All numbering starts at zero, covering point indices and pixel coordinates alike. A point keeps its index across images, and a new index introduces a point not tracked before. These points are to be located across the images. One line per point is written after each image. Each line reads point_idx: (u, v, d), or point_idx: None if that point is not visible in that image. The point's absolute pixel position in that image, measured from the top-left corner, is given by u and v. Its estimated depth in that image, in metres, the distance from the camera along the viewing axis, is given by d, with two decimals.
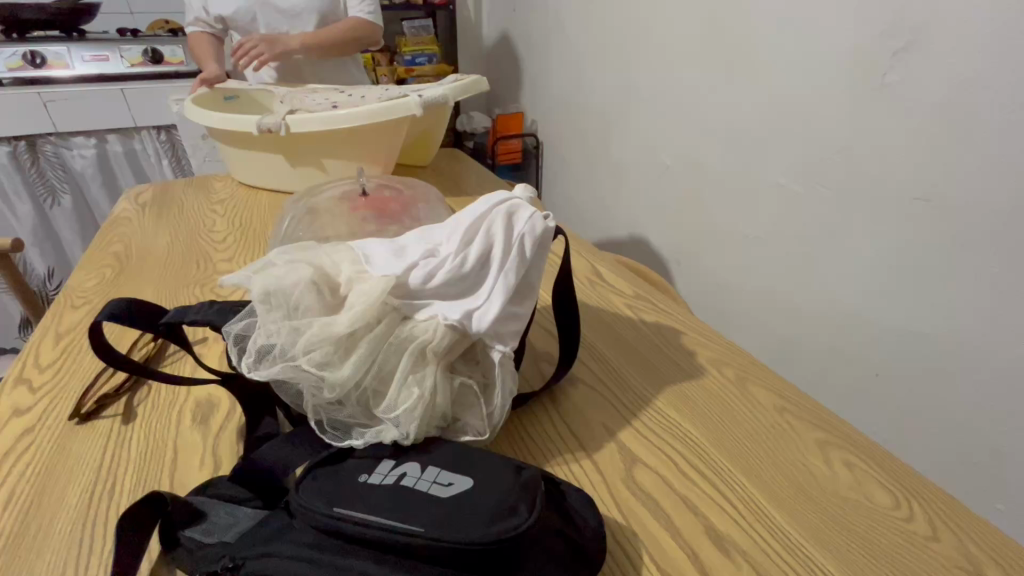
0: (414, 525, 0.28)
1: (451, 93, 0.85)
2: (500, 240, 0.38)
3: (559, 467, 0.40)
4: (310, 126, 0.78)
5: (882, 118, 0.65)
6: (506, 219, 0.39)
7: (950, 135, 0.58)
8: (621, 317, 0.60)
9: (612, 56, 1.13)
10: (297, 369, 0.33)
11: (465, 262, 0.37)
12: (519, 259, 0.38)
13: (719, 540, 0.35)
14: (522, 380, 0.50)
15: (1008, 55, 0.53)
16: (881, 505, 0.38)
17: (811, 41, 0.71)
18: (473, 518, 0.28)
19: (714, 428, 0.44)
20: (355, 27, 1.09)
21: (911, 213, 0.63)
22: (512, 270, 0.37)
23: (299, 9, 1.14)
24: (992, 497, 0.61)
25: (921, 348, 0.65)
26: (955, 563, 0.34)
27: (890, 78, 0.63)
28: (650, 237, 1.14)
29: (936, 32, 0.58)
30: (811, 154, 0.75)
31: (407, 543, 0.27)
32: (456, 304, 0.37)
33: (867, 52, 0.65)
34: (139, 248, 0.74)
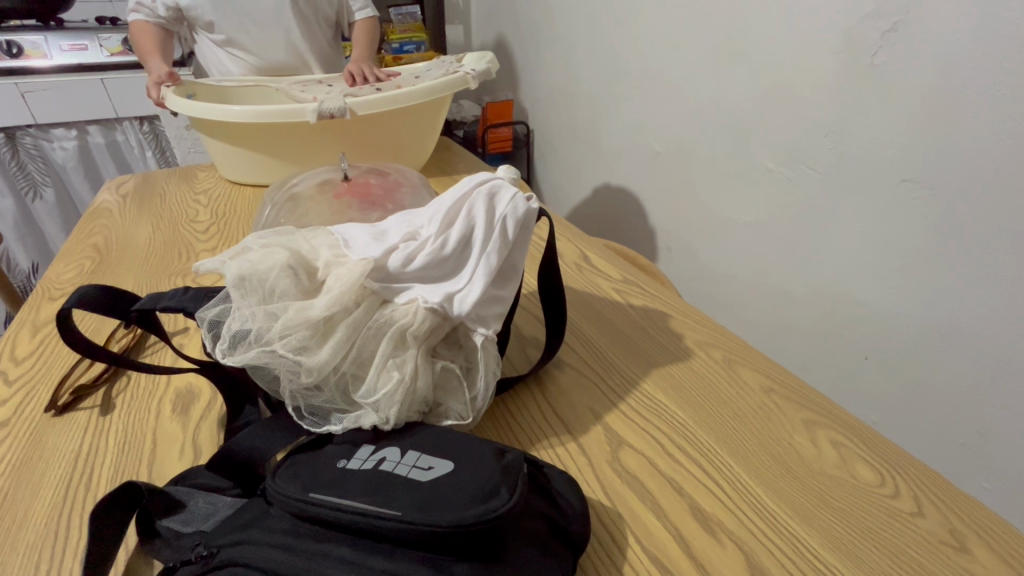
0: (388, 505, 0.27)
1: (493, 67, 0.88)
2: (482, 221, 0.37)
3: (544, 451, 0.40)
4: (375, 108, 0.77)
5: (872, 97, 0.64)
6: (487, 201, 0.38)
7: (939, 116, 0.58)
8: (609, 302, 0.59)
9: (601, 37, 1.12)
10: (274, 355, 0.33)
11: (445, 245, 0.36)
12: (501, 241, 0.37)
13: (705, 520, 0.35)
14: (508, 364, 0.49)
15: (995, 36, 0.52)
16: (868, 482, 0.37)
17: (800, 21, 0.70)
18: (449, 500, 0.28)
19: (700, 409, 0.44)
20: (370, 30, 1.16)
21: (900, 194, 0.63)
22: (492, 253, 0.37)
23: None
24: (980, 476, 0.61)
25: (910, 329, 0.65)
26: (943, 540, 0.33)
27: (879, 58, 0.62)
28: (642, 222, 1.13)
29: (923, 11, 0.57)
30: (800, 136, 0.74)
31: (379, 525, 0.27)
32: (435, 287, 0.37)
33: (854, 33, 0.64)
34: (120, 238, 0.74)
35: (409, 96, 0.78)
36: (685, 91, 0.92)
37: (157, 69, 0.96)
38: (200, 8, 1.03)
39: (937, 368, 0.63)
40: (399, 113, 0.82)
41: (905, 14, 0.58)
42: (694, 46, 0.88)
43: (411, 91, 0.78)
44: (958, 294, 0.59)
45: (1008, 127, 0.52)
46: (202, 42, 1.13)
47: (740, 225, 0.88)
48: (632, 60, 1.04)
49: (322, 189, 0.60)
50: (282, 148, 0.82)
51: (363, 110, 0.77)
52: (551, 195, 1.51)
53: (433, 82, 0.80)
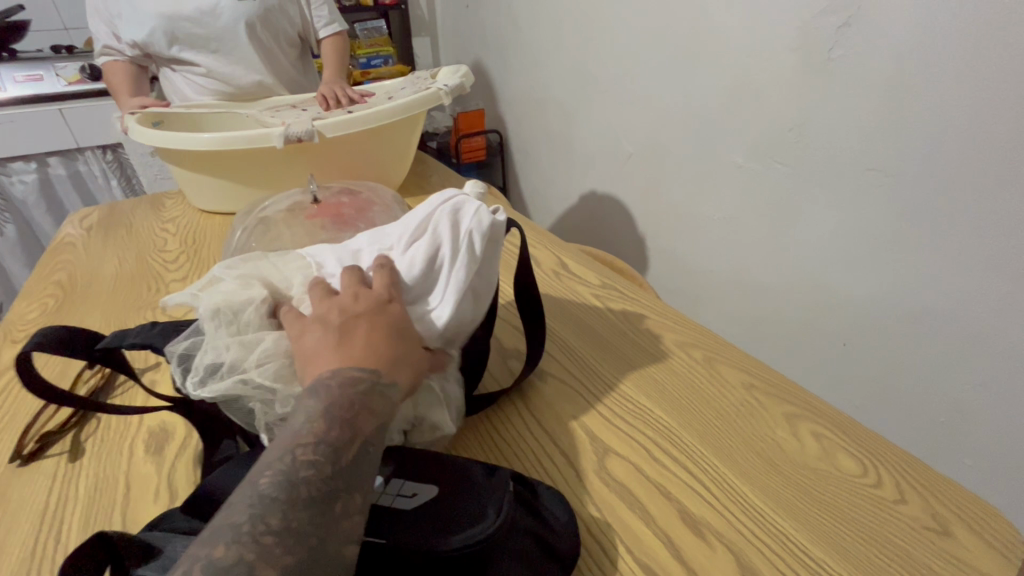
0: (302, 435, 0.27)
1: (466, 81, 0.89)
2: (448, 239, 0.36)
3: (530, 466, 0.39)
4: (349, 128, 0.76)
5: (832, 90, 0.65)
6: (450, 220, 0.37)
7: (895, 104, 0.59)
8: (589, 308, 0.59)
9: (565, 42, 1.13)
10: (249, 382, 0.32)
11: (414, 267, 0.36)
12: (467, 260, 0.36)
13: (693, 523, 0.34)
14: (489, 378, 0.49)
15: (944, 22, 0.54)
16: (850, 473, 0.38)
17: (757, 18, 0.72)
18: (362, 439, 0.28)
19: (683, 410, 0.44)
20: (337, 46, 1.15)
21: (865, 183, 0.64)
22: (460, 271, 0.36)
23: (228, 14, 1.03)
24: (959, 453, 0.62)
25: (882, 315, 0.66)
26: (926, 525, 0.34)
27: (836, 52, 0.64)
28: (619, 224, 1.14)
29: (874, 6, 0.59)
30: (765, 132, 0.75)
31: (294, 461, 0.25)
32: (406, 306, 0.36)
33: (811, 28, 0.65)
34: (84, 273, 0.72)
35: (383, 114, 0.78)
36: (652, 92, 0.93)
37: (131, 103, 0.95)
38: (158, 41, 1.03)
39: (911, 352, 0.64)
40: (375, 133, 0.81)
41: (859, 8, 0.60)
42: (658, 47, 0.89)
43: (384, 109, 0.78)
44: (926, 277, 0.61)
45: (962, 113, 0.54)
46: (167, 76, 1.12)
47: (714, 220, 0.88)
48: (598, 65, 1.05)
49: (292, 211, 0.59)
50: (250, 173, 0.80)
51: (333, 131, 0.76)
52: (528, 202, 1.52)
53: (406, 100, 0.80)
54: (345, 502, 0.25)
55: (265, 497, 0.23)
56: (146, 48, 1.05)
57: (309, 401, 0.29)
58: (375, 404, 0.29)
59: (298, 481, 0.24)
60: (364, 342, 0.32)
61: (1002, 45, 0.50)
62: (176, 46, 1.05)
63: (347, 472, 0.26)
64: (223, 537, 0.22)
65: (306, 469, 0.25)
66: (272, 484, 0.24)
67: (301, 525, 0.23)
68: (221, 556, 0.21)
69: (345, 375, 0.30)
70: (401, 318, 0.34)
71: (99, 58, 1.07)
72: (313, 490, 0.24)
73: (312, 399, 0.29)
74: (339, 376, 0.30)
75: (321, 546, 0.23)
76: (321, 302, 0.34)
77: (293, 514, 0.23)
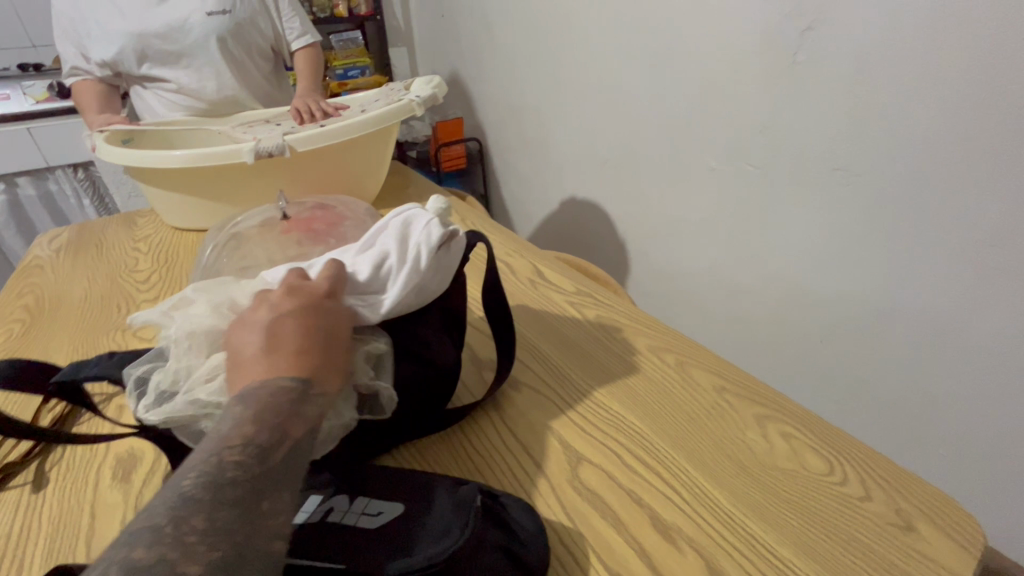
0: (229, 439, 0.26)
1: (439, 91, 0.89)
2: (397, 250, 0.39)
3: (502, 478, 0.39)
4: (320, 141, 0.76)
5: (797, 93, 0.67)
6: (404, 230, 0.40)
7: (857, 108, 0.61)
8: (563, 316, 0.59)
9: (540, 50, 1.14)
10: (197, 401, 0.31)
11: (361, 271, 0.38)
12: (413, 264, 0.38)
13: (664, 529, 0.35)
14: (464, 389, 0.49)
15: (899, 30, 0.55)
16: (817, 472, 0.38)
17: (724, 23, 0.73)
18: (291, 443, 0.27)
19: (654, 416, 0.44)
20: (311, 58, 1.13)
21: (833, 183, 0.66)
22: (401, 272, 0.37)
23: (197, 29, 1.02)
24: (932, 443, 0.64)
25: (850, 311, 0.68)
26: (889, 521, 0.35)
27: (800, 56, 0.65)
28: (598, 228, 1.15)
29: (835, 10, 0.60)
30: (735, 135, 0.76)
31: (220, 462, 0.24)
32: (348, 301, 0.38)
33: (776, 33, 0.67)
34: (52, 296, 0.70)
35: (355, 127, 0.78)
36: (625, 98, 0.94)
37: (99, 121, 0.94)
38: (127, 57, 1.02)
39: (880, 349, 0.66)
40: (347, 146, 0.81)
41: (820, 14, 0.62)
42: (630, 53, 0.90)
43: (356, 122, 0.78)
44: (892, 274, 0.62)
45: (921, 114, 0.56)
46: (139, 94, 1.11)
47: (689, 223, 0.90)
48: (572, 72, 1.06)
49: (263, 228, 0.59)
50: (222, 189, 0.80)
51: (304, 145, 0.76)
52: (508, 209, 1.52)
53: (379, 111, 0.80)
54: (274, 501, 0.24)
55: (188, 498, 0.22)
56: (116, 67, 1.05)
57: (237, 407, 0.28)
58: (306, 409, 0.29)
59: (225, 481, 0.24)
60: (297, 346, 0.32)
61: (954, 52, 0.52)
62: (146, 65, 1.05)
63: (276, 474, 0.25)
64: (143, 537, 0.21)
65: (234, 469, 0.24)
66: (196, 485, 0.23)
67: (228, 523, 0.22)
68: (140, 557, 0.20)
69: (276, 382, 0.30)
70: (336, 323, 0.34)
71: (68, 78, 1.06)
72: (240, 490, 0.24)
73: (239, 406, 0.28)
74: (271, 380, 0.30)
75: (250, 541, 0.22)
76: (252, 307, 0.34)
77: (219, 513, 0.22)
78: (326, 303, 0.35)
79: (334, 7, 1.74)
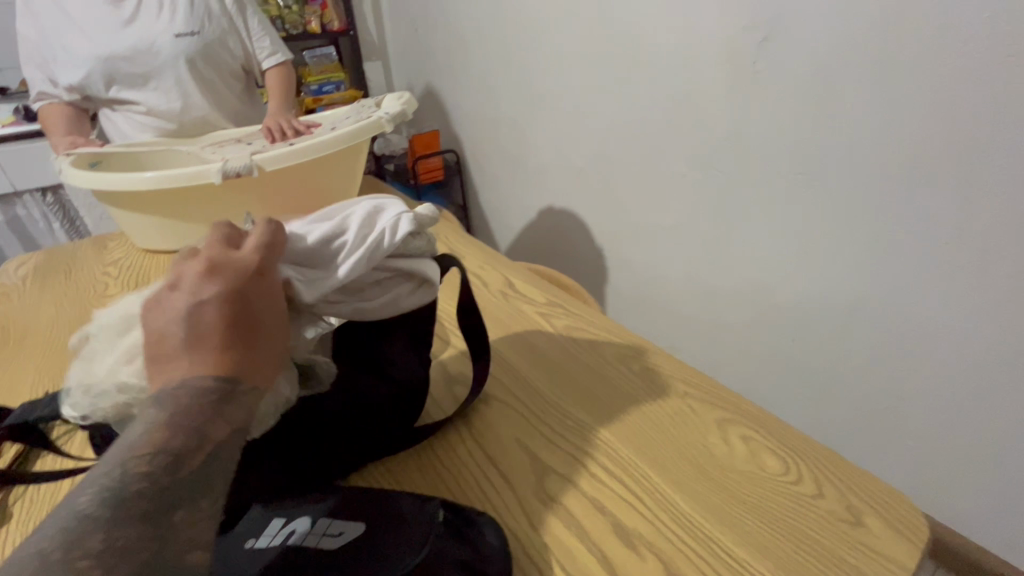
0: (137, 446, 0.25)
1: (408, 107, 0.90)
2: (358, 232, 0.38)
3: (469, 492, 0.40)
4: (289, 160, 0.77)
5: (756, 101, 0.70)
6: (376, 215, 0.40)
7: (813, 116, 0.65)
8: (533, 327, 0.61)
9: (512, 63, 1.16)
10: (121, 385, 0.31)
11: (317, 243, 0.38)
12: (372, 253, 0.38)
13: (625, 535, 0.36)
14: (433, 404, 0.49)
15: (849, 43, 0.59)
16: (774, 472, 0.40)
17: (686, 35, 0.76)
18: (211, 446, 0.27)
19: (618, 424, 0.45)
20: (283, 78, 1.13)
21: (796, 187, 0.70)
22: (356, 256, 0.37)
23: (165, 51, 1.02)
24: (903, 434, 0.72)
25: (822, 311, 0.74)
26: (839, 517, 0.36)
27: (759, 66, 0.69)
28: (575, 235, 1.17)
29: (790, 23, 0.64)
30: (701, 143, 0.80)
31: (125, 474, 0.24)
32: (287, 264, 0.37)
33: (735, 44, 0.70)
34: (19, 325, 0.70)
35: (324, 145, 0.78)
36: (596, 108, 0.97)
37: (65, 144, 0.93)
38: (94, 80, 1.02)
39: (853, 343, 0.72)
40: (318, 164, 0.82)
41: (776, 25, 0.65)
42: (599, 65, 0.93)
43: (325, 140, 0.78)
44: None
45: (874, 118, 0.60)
46: (108, 118, 1.10)
47: (663, 229, 0.93)
48: (544, 84, 1.08)
49: None
50: (191, 211, 0.80)
51: (272, 164, 0.76)
52: (487, 219, 1.54)
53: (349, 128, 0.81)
54: (185, 513, 0.24)
55: (84, 517, 0.22)
56: (84, 91, 1.04)
57: (154, 411, 0.27)
58: (229, 409, 0.28)
59: (129, 496, 0.23)
60: (221, 333, 0.29)
61: (899, 65, 0.56)
62: (115, 87, 1.05)
63: (188, 484, 0.25)
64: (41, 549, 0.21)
65: (140, 482, 0.24)
66: (95, 502, 0.23)
67: (130, 541, 0.22)
68: None
69: (195, 381, 0.28)
70: (270, 305, 0.32)
71: (35, 104, 1.05)
72: (145, 505, 0.23)
73: (155, 410, 0.27)
74: (193, 375, 0.28)
75: (159, 556, 0.22)
76: (173, 282, 0.31)
77: (120, 531, 0.22)
78: (258, 280, 0.32)
79: (307, 23, 1.74)
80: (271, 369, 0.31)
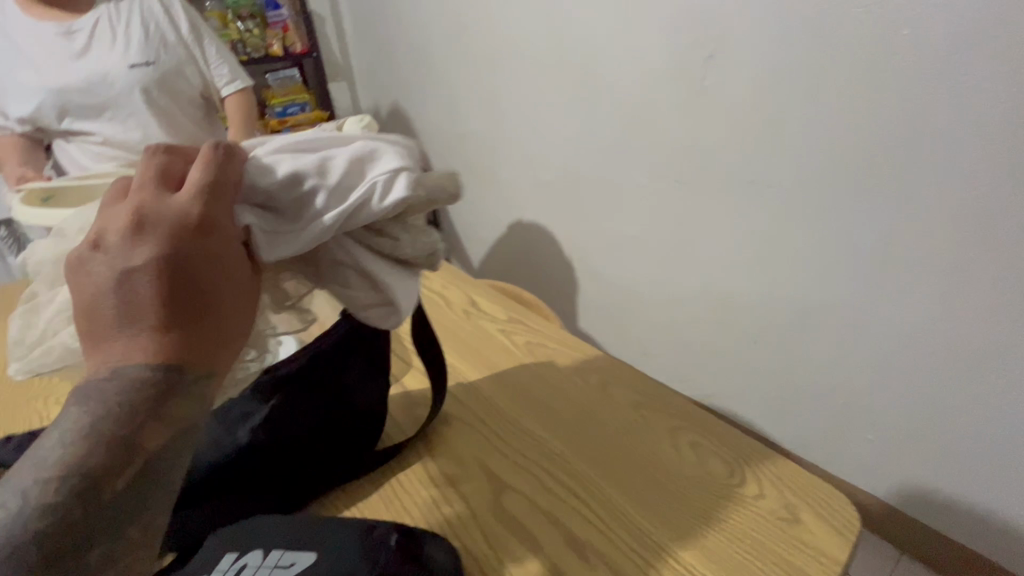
0: (47, 464, 0.23)
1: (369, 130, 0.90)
2: (347, 183, 0.35)
3: (427, 516, 0.41)
4: None
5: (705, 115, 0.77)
6: (375, 160, 0.36)
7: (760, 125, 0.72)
8: (494, 343, 0.62)
9: (475, 83, 1.18)
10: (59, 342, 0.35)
11: (302, 185, 0.35)
12: (352, 215, 0.35)
13: (579, 547, 0.37)
14: (394, 428, 0.50)
15: (793, 59, 0.66)
16: (720, 476, 0.42)
17: (641, 54, 0.81)
18: (142, 458, 0.25)
19: (575, 437, 0.47)
20: (242, 105, 1.13)
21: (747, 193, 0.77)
22: (334, 214, 0.34)
23: (120, 81, 1.01)
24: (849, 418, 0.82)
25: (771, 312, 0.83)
26: (778, 515, 0.38)
27: (707, 82, 0.75)
28: (544, 248, 1.20)
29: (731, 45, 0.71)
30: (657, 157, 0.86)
31: (28, 507, 0.22)
32: (258, 203, 0.34)
33: (683, 64, 0.77)
34: None
35: None
36: (560, 125, 1.01)
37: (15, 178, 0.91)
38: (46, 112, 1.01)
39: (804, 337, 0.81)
40: None
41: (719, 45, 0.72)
42: (560, 85, 0.97)
43: None
44: None
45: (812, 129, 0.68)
46: (60, 147, 1.08)
47: (627, 237, 0.98)
48: (507, 103, 1.11)
49: None
50: None
51: None
52: (457, 235, 1.56)
53: None
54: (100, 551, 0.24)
55: None
56: (37, 124, 1.04)
57: (76, 407, 0.24)
58: (168, 407, 0.25)
59: (31, 536, 0.22)
60: (156, 316, 0.25)
61: (830, 82, 0.64)
62: (68, 119, 1.04)
63: (106, 514, 0.24)
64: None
65: (42, 515, 0.22)
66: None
67: None
68: None
69: (127, 372, 0.25)
70: (215, 280, 0.27)
71: None
72: (51, 546, 0.23)
73: (78, 406, 0.24)
74: (127, 362, 0.25)
75: None
76: (101, 241, 0.27)
77: None
78: (198, 246, 0.27)
79: (269, 46, 1.72)
80: (222, 351, 0.27)
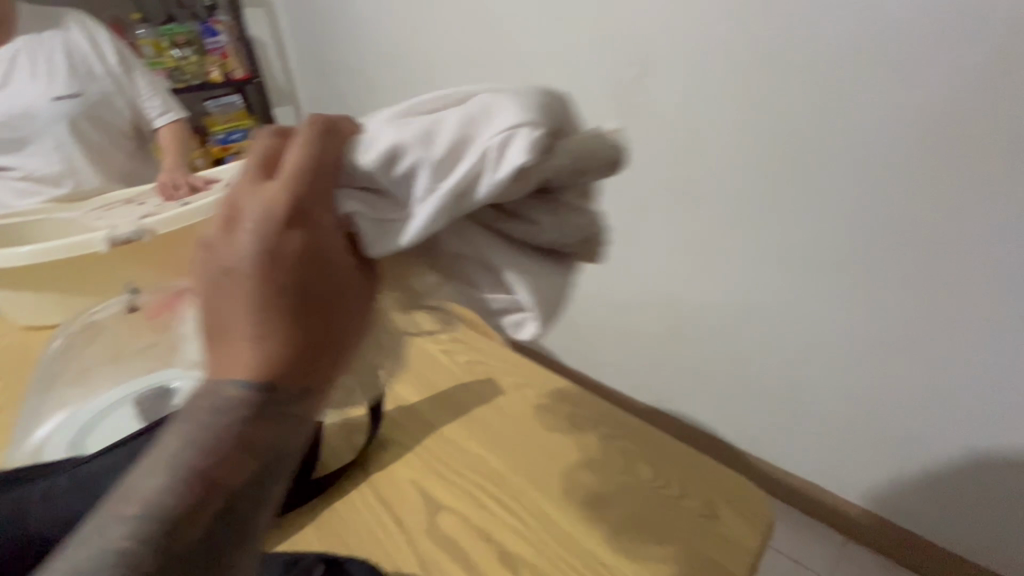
0: (150, 489, 0.23)
1: None
2: (460, 152, 0.26)
3: (366, 544, 0.42)
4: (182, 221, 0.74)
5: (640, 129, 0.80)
6: (494, 115, 0.26)
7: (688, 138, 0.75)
8: (433, 361, 0.61)
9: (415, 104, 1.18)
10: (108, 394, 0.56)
11: (404, 158, 0.26)
12: (470, 193, 0.26)
13: (512, 563, 0.39)
14: (329, 454, 0.50)
15: (716, 72, 0.69)
16: (647, 479, 0.44)
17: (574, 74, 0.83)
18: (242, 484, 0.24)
19: (510, 451, 0.48)
20: (177, 134, 1.11)
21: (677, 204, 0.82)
22: (443, 195, 0.26)
23: (41, 115, 0.98)
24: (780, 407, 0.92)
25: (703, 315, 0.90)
26: (697, 513, 0.41)
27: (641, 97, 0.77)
28: None
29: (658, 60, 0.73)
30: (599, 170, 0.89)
31: (124, 535, 0.22)
32: (353, 186, 0.27)
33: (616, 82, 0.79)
34: None
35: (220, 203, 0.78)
36: None
37: None
38: None
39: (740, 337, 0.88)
40: None
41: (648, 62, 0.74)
42: None
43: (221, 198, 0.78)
44: None
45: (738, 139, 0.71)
46: None
47: None
48: None
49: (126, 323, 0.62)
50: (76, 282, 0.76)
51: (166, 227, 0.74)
52: None
53: None
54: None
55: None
56: None
57: (185, 427, 0.24)
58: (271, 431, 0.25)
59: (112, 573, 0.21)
60: (263, 332, 0.24)
61: (749, 95, 0.67)
62: None
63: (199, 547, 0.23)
64: (56, 571, 0.22)
65: (128, 551, 0.22)
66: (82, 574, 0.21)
67: None
68: None
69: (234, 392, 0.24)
70: (321, 295, 0.25)
71: None
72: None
73: (188, 426, 0.24)
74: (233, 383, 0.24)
75: None
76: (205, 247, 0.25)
77: None
78: (301, 256, 0.25)
79: (208, 73, 1.69)
80: (326, 373, 0.26)
